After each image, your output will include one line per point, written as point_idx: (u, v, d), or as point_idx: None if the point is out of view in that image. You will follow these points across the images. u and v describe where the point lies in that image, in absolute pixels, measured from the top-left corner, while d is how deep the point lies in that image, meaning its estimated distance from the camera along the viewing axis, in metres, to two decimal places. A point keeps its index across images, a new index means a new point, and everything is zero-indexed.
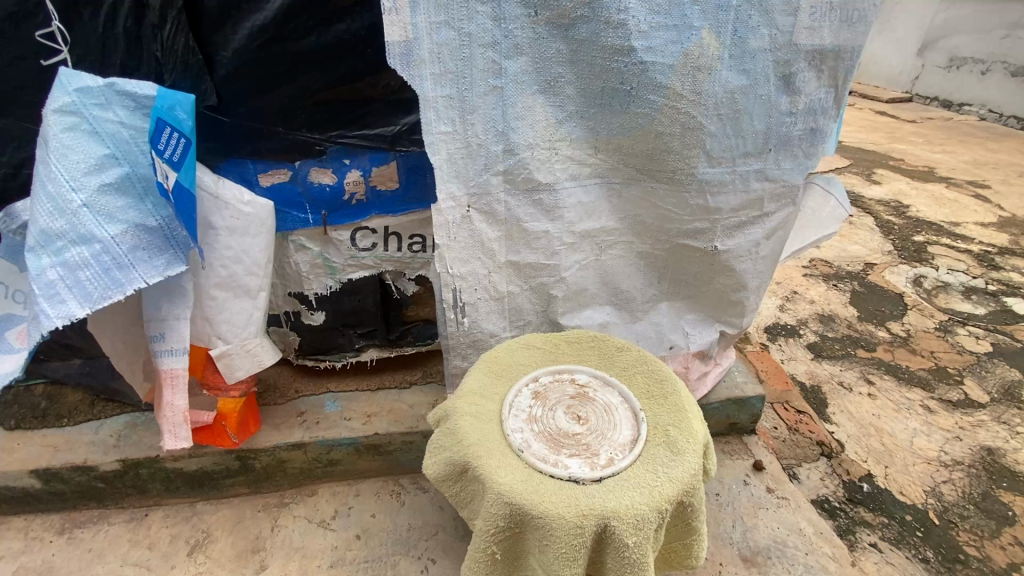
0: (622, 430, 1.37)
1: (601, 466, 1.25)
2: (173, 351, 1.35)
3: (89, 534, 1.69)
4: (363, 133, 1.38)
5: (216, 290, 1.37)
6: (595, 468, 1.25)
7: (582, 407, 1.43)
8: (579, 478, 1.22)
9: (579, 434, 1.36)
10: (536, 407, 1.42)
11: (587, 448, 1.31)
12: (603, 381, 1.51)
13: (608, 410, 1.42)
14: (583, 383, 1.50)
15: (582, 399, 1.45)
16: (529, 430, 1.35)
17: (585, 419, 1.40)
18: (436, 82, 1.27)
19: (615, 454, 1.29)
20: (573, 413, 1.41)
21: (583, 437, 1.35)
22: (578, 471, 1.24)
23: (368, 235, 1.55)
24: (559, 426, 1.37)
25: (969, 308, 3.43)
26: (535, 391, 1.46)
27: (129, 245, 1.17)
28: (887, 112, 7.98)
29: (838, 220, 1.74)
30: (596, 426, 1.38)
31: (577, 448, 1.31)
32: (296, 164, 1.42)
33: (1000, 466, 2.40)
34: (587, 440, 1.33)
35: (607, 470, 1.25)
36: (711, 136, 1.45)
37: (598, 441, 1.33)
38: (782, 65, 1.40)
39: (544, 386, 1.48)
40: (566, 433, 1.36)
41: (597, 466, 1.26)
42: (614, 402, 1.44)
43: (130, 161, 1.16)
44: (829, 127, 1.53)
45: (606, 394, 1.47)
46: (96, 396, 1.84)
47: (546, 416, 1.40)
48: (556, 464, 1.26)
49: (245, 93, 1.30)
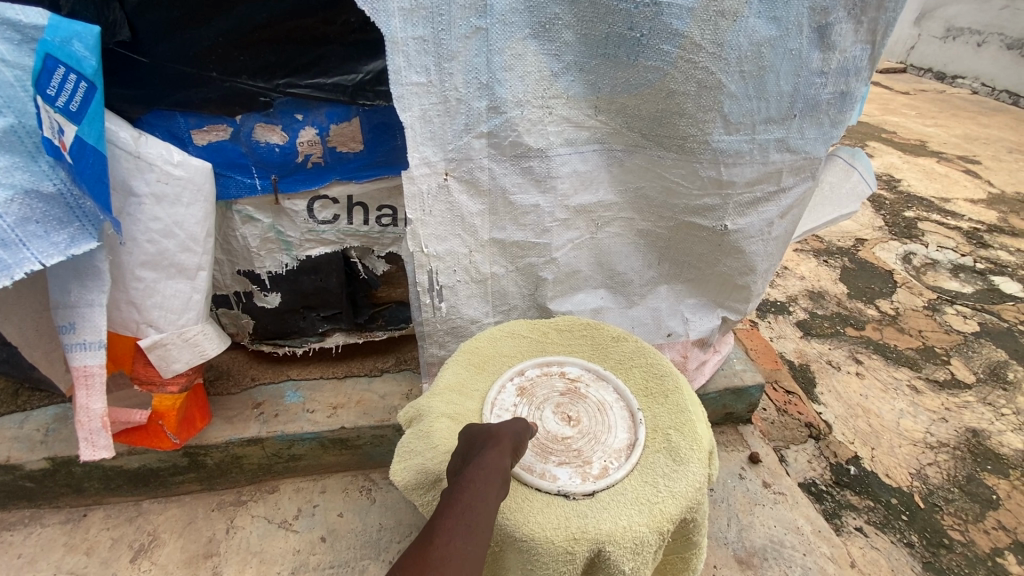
0: (617, 433, 1.21)
1: (593, 479, 1.10)
2: (87, 345, 1.10)
3: (19, 537, 1.51)
4: (317, 82, 1.14)
5: (143, 270, 1.15)
6: (587, 479, 1.10)
7: (573, 405, 1.26)
8: (570, 492, 1.07)
9: (569, 438, 1.19)
10: (522, 405, 1.24)
11: (579, 456, 1.15)
12: (597, 376, 1.34)
13: (602, 409, 1.26)
14: (574, 377, 1.33)
15: (573, 396, 1.28)
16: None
17: (576, 419, 1.23)
18: (406, 20, 1.03)
19: (610, 463, 1.14)
20: (563, 413, 1.24)
21: (575, 442, 1.18)
22: (569, 483, 1.09)
23: (328, 206, 1.33)
24: (546, 429, 1.20)
25: (957, 286, 3.35)
26: (520, 387, 1.29)
27: (17, 216, 0.93)
28: (880, 82, 7.77)
29: (860, 198, 1.54)
30: (589, 428, 1.22)
31: (568, 455, 1.15)
32: (237, 118, 1.17)
33: (985, 448, 2.35)
34: (578, 446, 1.17)
35: (601, 482, 1.09)
36: (731, 97, 1.24)
37: (592, 447, 1.18)
38: (818, 13, 1.18)
39: (531, 381, 1.30)
40: (554, 436, 1.19)
41: (591, 476, 1.11)
42: (610, 400, 1.28)
43: (16, 110, 0.92)
44: (860, 91, 1.34)
45: (600, 390, 1.31)
46: (20, 384, 1.61)
47: (533, 416, 1.22)
48: (544, 475, 1.10)
49: (167, 27, 1.04)
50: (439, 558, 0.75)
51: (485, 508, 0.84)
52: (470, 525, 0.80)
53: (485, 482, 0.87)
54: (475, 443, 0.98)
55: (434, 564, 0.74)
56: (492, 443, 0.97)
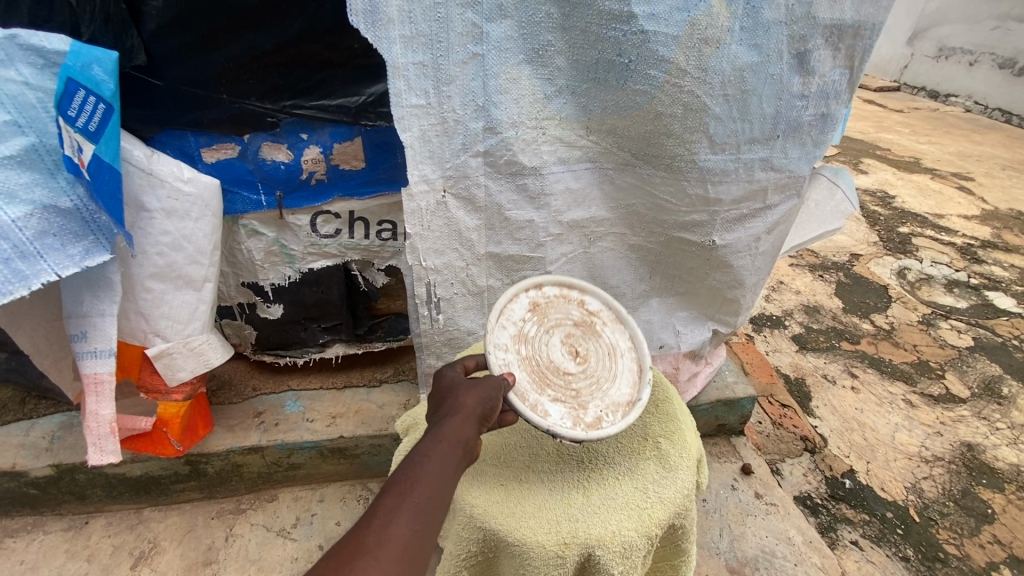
0: (620, 385, 1.21)
1: (583, 426, 1.11)
2: (97, 353, 1.14)
3: (21, 544, 1.54)
4: (322, 103, 1.20)
5: (152, 281, 1.20)
6: (575, 424, 1.11)
7: (584, 342, 1.24)
8: (558, 433, 1.05)
9: (572, 373, 1.19)
10: (531, 325, 1.21)
11: (575, 397, 1.16)
12: (616, 317, 1.31)
13: (610, 352, 1.25)
14: (594, 311, 1.30)
15: (586, 331, 1.26)
16: (514, 354, 1.16)
17: (583, 356, 1.22)
18: (406, 47, 1.10)
19: (604, 415, 1.14)
20: (572, 347, 1.22)
21: (575, 381, 1.18)
22: (559, 423, 1.09)
23: (330, 220, 1.39)
24: (552, 357, 1.19)
25: (951, 301, 3.40)
26: (534, 303, 1.25)
27: (36, 230, 0.97)
28: (875, 100, 7.90)
29: (843, 215, 1.60)
30: (594, 372, 1.21)
31: (564, 394, 1.16)
32: (245, 138, 1.23)
33: (980, 463, 2.37)
34: (578, 386, 1.18)
35: (589, 431, 1.10)
36: (716, 119, 1.30)
37: (590, 392, 1.18)
38: (797, 41, 1.25)
39: (547, 299, 1.26)
40: (558, 367, 1.19)
41: (581, 424, 1.12)
42: (622, 346, 1.27)
43: (37, 130, 0.98)
44: (841, 113, 1.40)
45: (616, 333, 1.29)
46: (27, 393, 1.64)
47: (541, 339, 1.20)
48: (537, 406, 1.10)
49: (180, 52, 1.11)
50: (375, 540, 0.75)
51: (433, 487, 0.84)
52: (413, 506, 0.80)
53: (437, 459, 0.87)
54: (444, 404, 0.98)
55: (371, 543, 0.75)
56: (453, 411, 0.96)
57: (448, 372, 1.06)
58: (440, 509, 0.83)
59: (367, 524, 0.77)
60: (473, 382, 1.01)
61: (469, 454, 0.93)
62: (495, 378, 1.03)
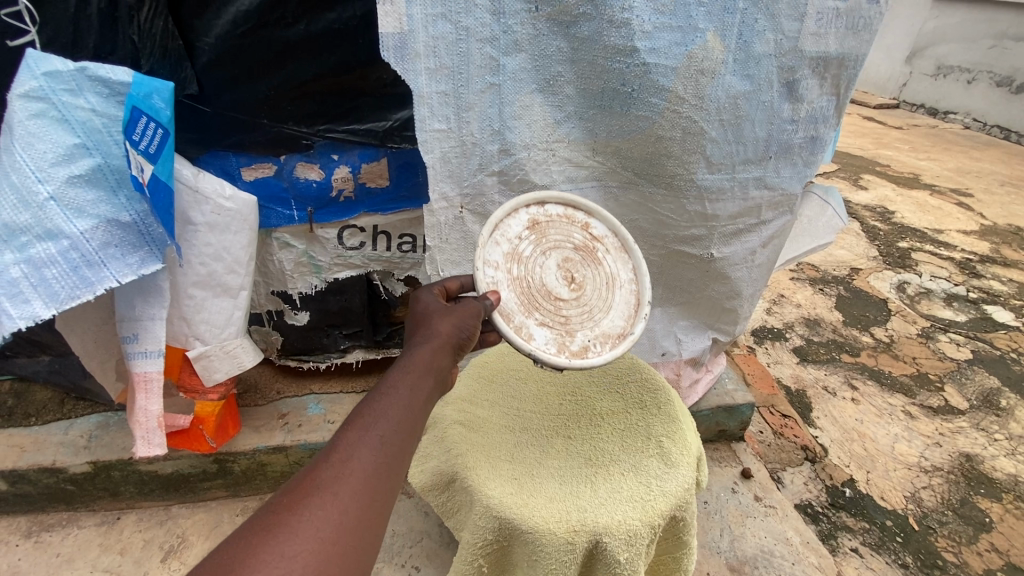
0: (611, 316, 1.30)
1: (567, 353, 1.21)
2: (148, 353, 1.26)
3: (58, 537, 1.62)
4: (352, 128, 1.33)
5: (194, 289, 1.30)
6: (559, 350, 1.21)
7: (581, 267, 1.31)
8: (542, 359, 1.15)
9: (563, 300, 1.27)
10: (527, 245, 1.27)
11: (563, 324, 1.25)
12: (621, 246, 1.37)
13: (607, 283, 1.33)
14: (596, 237, 1.36)
15: (585, 257, 1.32)
16: (506, 273, 1.22)
17: (578, 284, 1.29)
18: (431, 78, 1.22)
19: (592, 344, 1.24)
20: (567, 273, 1.29)
21: (567, 308, 1.26)
22: (543, 348, 1.19)
23: (356, 234, 1.50)
24: (546, 282, 1.26)
25: (950, 314, 3.47)
26: (532, 221, 1.29)
27: (100, 241, 1.08)
28: (874, 117, 8.03)
29: (834, 229, 1.72)
30: (588, 301, 1.29)
31: (552, 319, 1.25)
32: (281, 158, 1.35)
33: (978, 472, 2.44)
34: (568, 314, 1.27)
35: (572, 359, 1.20)
36: (712, 141, 1.42)
37: (581, 320, 1.27)
38: (786, 71, 1.37)
39: (547, 219, 1.31)
40: (551, 292, 1.26)
41: (566, 350, 1.22)
42: (621, 277, 1.35)
43: (102, 152, 1.09)
44: (829, 136, 1.51)
45: (617, 263, 1.36)
46: (66, 394, 1.75)
47: (536, 263, 1.27)
48: (523, 330, 1.19)
49: (227, 83, 1.23)
50: (333, 476, 0.76)
51: (395, 419, 0.86)
52: (373, 440, 0.82)
53: (400, 393, 0.90)
54: (416, 336, 1.03)
55: (332, 473, 0.76)
56: (424, 342, 1.00)
57: (423, 304, 1.10)
58: (404, 440, 0.85)
59: (326, 460, 0.78)
60: (442, 316, 1.05)
61: (435, 386, 0.96)
62: (473, 306, 1.08)
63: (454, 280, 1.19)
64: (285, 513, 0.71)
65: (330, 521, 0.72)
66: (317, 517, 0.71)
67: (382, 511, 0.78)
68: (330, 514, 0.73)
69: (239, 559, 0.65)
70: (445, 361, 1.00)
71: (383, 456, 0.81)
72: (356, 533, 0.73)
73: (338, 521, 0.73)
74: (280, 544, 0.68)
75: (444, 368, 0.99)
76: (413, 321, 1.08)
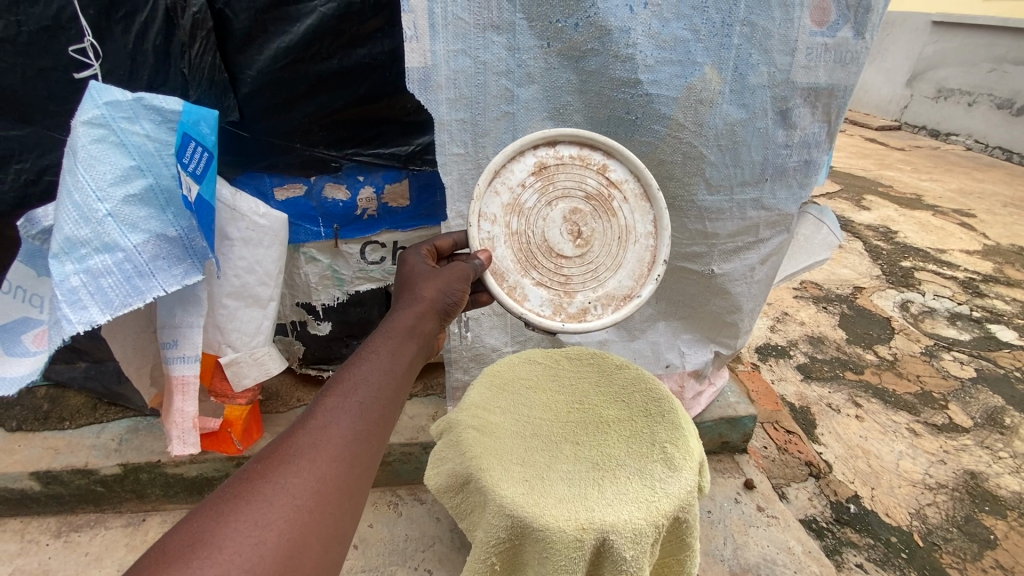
0: (614, 276, 1.32)
1: (559, 316, 1.29)
2: (185, 358, 1.36)
3: (85, 538, 1.69)
4: (377, 151, 1.46)
5: (228, 299, 1.40)
6: (552, 312, 1.30)
7: (591, 219, 1.30)
8: (530, 321, 1.25)
9: (565, 257, 1.30)
10: (530, 194, 1.27)
11: (562, 285, 1.31)
12: (642, 194, 1.32)
13: (617, 237, 1.32)
14: (612, 182, 1.31)
15: (596, 207, 1.30)
16: (503, 227, 1.26)
17: (584, 238, 1.30)
18: (451, 107, 1.33)
19: (591, 307, 1.32)
20: (573, 227, 1.29)
21: (568, 267, 1.30)
22: (535, 309, 1.27)
23: (377, 249, 1.61)
24: (548, 237, 1.28)
25: (953, 334, 3.40)
26: (539, 165, 1.27)
27: (150, 254, 1.19)
28: (876, 139, 8.13)
29: (829, 247, 1.78)
30: (593, 260, 1.31)
31: (550, 278, 1.30)
32: (311, 179, 1.48)
33: (982, 490, 2.36)
34: (569, 273, 1.30)
35: (562, 322, 1.28)
36: (711, 165, 1.52)
37: (583, 281, 1.32)
38: (779, 100, 1.47)
39: (557, 162, 1.28)
40: (553, 248, 1.29)
41: (562, 312, 1.30)
42: (637, 231, 1.32)
43: (154, 173, 1.19)
44: (824, 159, 1.58)
45: (633, 213, 1.32)
46: (98, 399, 1.85)
47: (540, 215, 1.28)
48: (518, 291, 1.27)
49: (265, 111, 1.36)
50: (311, 442, 0.71)
51: (376, 383, 0.81)
52: (354, 405, 0.77)
53: (381, 358, 0.85)
54: (400, 303, 1.01)
55: (309, 439, 0.71)
56: (409, 307, 0.98)
57: (409, 270, 1.08)
58: (387, 405, 0.81)
59: (302, 428, 0.73)
60: (425, 283, 1.04)
61: (420, 350, 0.93)
62: (460, 269, 1.09)
63: (446, 238, 1.22)
64: (259, 480, 0.66)
65: (307, 488, 0.67)
66: (294, 483, 0.66)
67: (364, 478, 0.72)
68: (307, 481, 0.67)
69: (207, 529, 0.60)
70: (427, 329, 0.97)
71: (364, 421, 0.76)
72: (335, 501, 0.68)
73: (315, 487, 0.67)
74: (254, 511, 0.62)
75: (428, 334, 0.97)
76: (399, 288, 1.06)
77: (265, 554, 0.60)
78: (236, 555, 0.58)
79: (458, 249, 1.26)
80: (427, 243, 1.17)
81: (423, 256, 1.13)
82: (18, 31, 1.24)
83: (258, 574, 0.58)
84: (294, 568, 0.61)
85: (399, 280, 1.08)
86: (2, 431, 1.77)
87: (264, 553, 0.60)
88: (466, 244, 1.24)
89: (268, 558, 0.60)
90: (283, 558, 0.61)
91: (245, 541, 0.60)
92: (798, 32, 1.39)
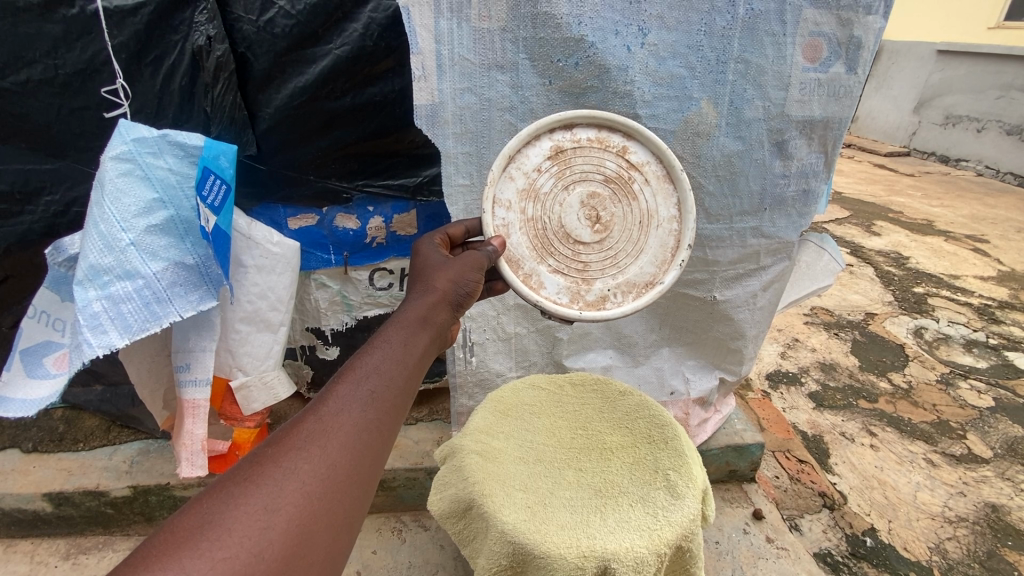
0: (637, 260, 1.28)
1: (577, 304, 1.27)
2: (197, 381, 1.41)
3: (93, 560, 1.71)
4: (388, 183, 1.54)
5: (240, 324, 1.44)
6: (570, 300, 1.27)
7: (610, 203, 1.25)
8: (547, 309, 1.24)
9: (586, 240, 1.25)
10: (546, 179, 1.24)
11: (581, 271, 1.27)
12: (664, 175, 1.27)
13: (639, 221, 1.27)
14: (633, 164, 1.26)
15: (616, 190, 1.25)
16: (518, 213, 1.24)
17: (604, 222, 1.25)
18: (457, 140, 1.40)
19: (610, 295, 1.28)
20: (593, 210, 1.25)
21: (587, 254, 1.27)
22: (553, 298, 1.26)
23: (385, 276, 1.66)
24: (567, 222, 1.25)
25: (971, 361, 3.35)
26: (555, 148, 1.24)
27: (169, 281, 1.24)
28: (886, 165, 8.13)
29: (833, 273, 1.74)
30: (613, 246, 1.27)
31: (569, 265, 1.27)
32: (323, 210, 1.55)
33: (1005, 524, 2.27)
34: (587, 258, 1.27)
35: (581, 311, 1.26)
36: (710, 194, 1.58)
37: (601, 268, 1.28)
38: (775, 132, 1.51)
39: (574, 145, 1.25)
40: (572, 232, 1.25)
41: (580, 300, 1.27)
42: (659, 215, 1.27)
43: (175, 205, 1.25)
44: (821, 188, 1.61)
45: (655, 196, 1.27)
46: (112, 421, 1.89)
47: (558, 198, 1.24)
48: (534, 277, 1.25)
49: (282, 144, 1.45)
50: (321, 428, 0.72)
51: (387, 373, 0.81)
52: (364, 394, 0.77)
53: (393, 347, 0.85)
54: (415, 289, 1.00)
55: (319, 427, 0.72)
56: (424, 295, 0.97)
57: (427, 255, 1.07)
58: (397, 395, 0.81)
59: (312, 414, 0.74)
60: (438, 272, 1.02)
61: (432, 340, 0.93)
62: (476, 259, 1.07)
63: (458, 226, 1.20)
64: (268, 465, 0.68)
65: (316, 476, 0.68)
66: (303, 470, 0.68)
67: (372, 467, 0.74)
68: (316, 468, 0.69)
69: (217, 511, 0.62)
70: (440, 319, 0.96)
71: (373, 411, 0.77)
72: (343, 490, 0.70)
73: (325, 476, 0.69)
74: (263, 497, 0.65)
75: (441, 325, 0.96)
76: (414, 272, 1.05)
77: (274, 539, 0.63)
78: (244, 539, 0.61)
79: (471, 237, 1.25)
80: (442, 230, 1.16)
81: (436, 245, 1.11)
82: (54, 74, 1.33)
83: (266, 559, 0.61)
84: (303, 552, 0.64)
85: (415, 264, 1.07)
86: (18, 452, 1.82)
87: (273, 538, 0.63)
88: (479, 231, 1.24)
89: (277, 543, 0.63)
90: (290, 544, 0.63)
91: (254, 526, 0.62)
92: (791, 68, 1.44)
